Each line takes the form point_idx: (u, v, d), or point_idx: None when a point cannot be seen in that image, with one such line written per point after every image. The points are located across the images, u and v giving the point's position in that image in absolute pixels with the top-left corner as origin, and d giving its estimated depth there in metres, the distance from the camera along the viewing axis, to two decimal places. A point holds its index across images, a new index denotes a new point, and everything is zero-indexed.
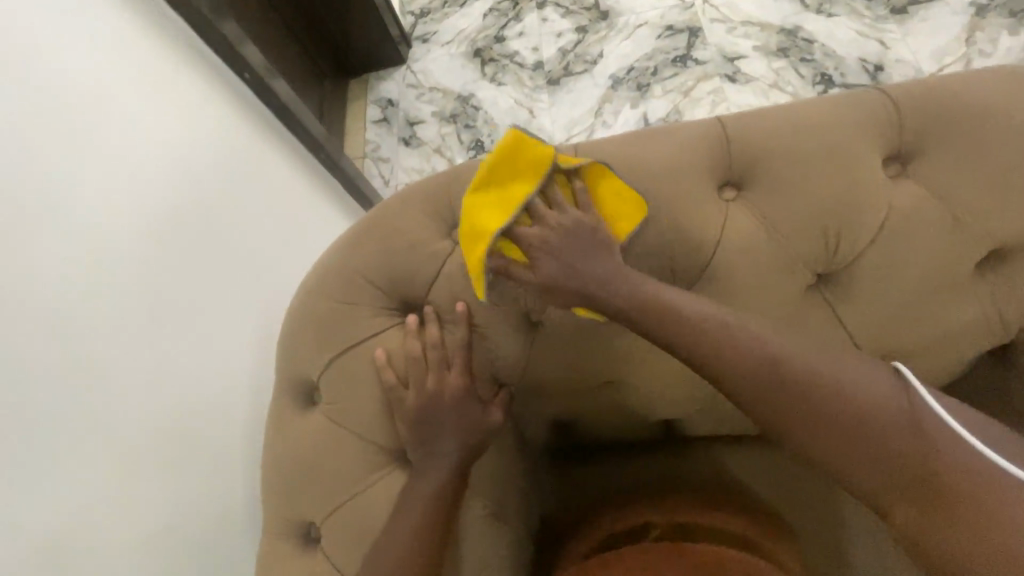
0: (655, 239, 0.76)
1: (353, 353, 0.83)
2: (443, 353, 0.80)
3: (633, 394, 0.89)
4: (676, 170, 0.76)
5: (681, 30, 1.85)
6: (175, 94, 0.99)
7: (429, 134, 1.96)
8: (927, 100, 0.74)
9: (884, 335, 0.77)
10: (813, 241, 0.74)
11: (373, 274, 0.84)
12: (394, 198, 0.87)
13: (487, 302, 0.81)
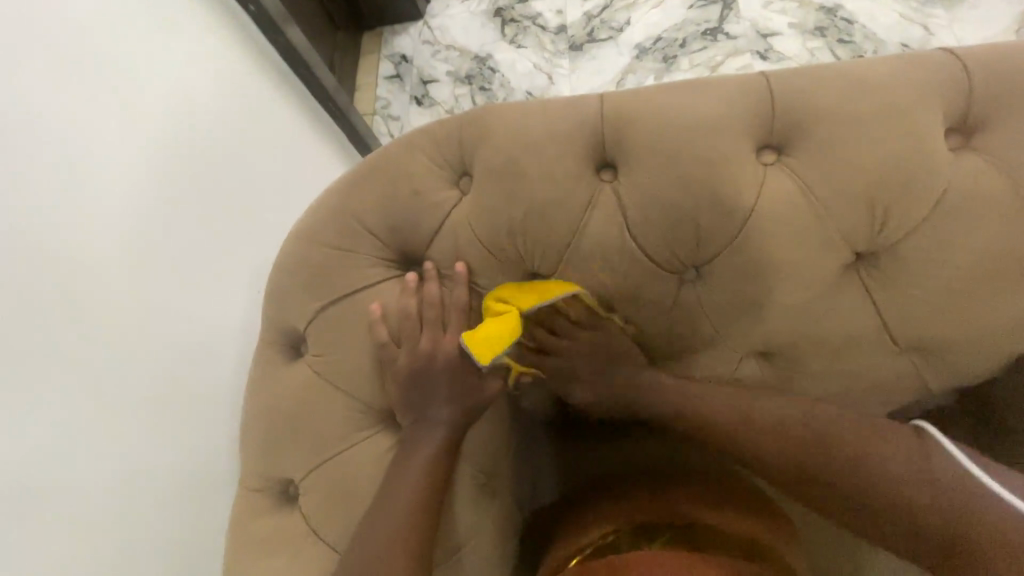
0: (677, 201, 0.69)
1: (344, 301, 0.77)
2: (439, 313, 0.75)
3: None
4: (711, 128, 0.69)
5: (714, 2, 1.74)
6: (183, 9, 0.91)
7: (443, 94, 1.87)
8: (999, 65, 0.65)
9: (919, 325, 0.71)
10: (855, 215, 0.67)
11: (371, 222, 0.78)
12: (398, 141, 0.80)
13: (493, 259, 0.75)
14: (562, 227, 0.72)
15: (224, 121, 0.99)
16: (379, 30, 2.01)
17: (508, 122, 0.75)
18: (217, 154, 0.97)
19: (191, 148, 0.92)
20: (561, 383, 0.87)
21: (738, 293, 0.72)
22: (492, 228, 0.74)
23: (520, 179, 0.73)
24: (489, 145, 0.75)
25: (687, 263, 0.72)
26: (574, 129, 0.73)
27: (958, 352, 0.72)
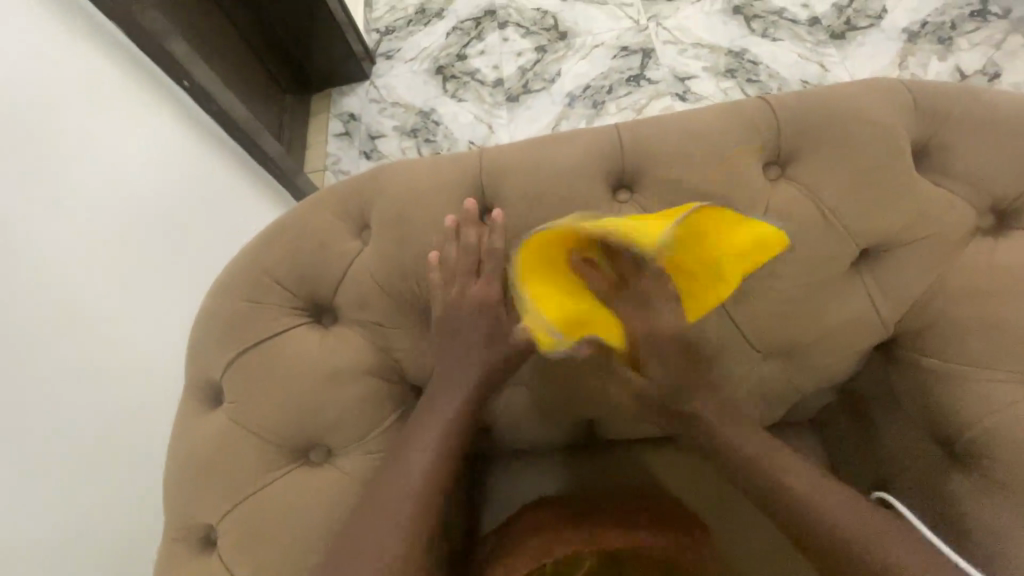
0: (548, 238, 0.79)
1: (258, 347, 0.84)
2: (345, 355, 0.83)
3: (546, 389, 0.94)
4: (573, 174, 0.80)
5: (635, 51, 1.93)
6: (142, 92, 1.20)
7: (390, 147, 1.99)
8: (801, 108, 0.81)
9: (772, 330, 0.83)
10: None
11: (281, 276, 0.85)
12: (301, 204, 0.88)
13: (390, 302, 0.83)
14: (451, 265, 0.80)
15: (175, 173, 1.27)
16: (326, 91, 2.13)
17: (402, 178, 0.86)
18: (168, 200, 1.24)
19: (141, 218, 1.17)
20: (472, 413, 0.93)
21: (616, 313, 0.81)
22: (390, 271, 0.82)
23: (412, 225, 0.82)
24: (384, 197, 0.85)
25: None
26: (460, 180, 0.83)
27: (812, 351, 0.84)
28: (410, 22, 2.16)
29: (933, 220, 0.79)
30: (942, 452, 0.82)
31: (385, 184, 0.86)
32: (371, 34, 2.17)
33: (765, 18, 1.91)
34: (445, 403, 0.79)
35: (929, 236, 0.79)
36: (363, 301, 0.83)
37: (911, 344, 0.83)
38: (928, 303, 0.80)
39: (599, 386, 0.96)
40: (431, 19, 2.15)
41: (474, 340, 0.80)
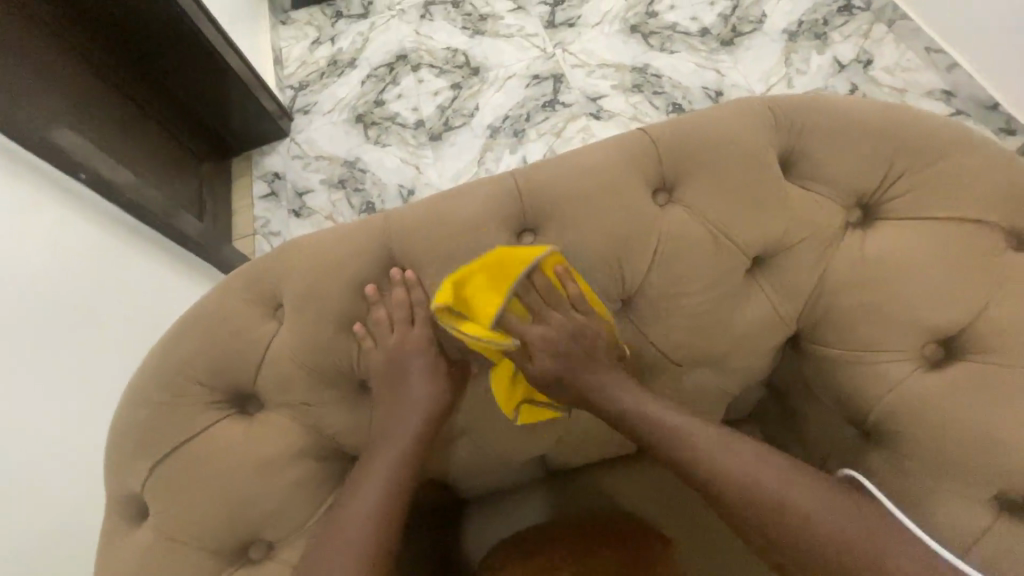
0: (591, 253, 0.78)
1: (294, 417, 0.80)
2: (345, 429, 0.81)
3: (580, 425, 0.91)
4: (595, 193, 0.79)
5: (547, 78, 1.92)
6: (21, 176, 0.99)
7: (318, 202, 1.89)
8: (794, 106, 0.81)
9: (851, 322, 0.77)
10: (727, 252, 0.78)
11: (253, 354, 0.80)
12: (293, 244, 0.83)
13: (424, 365, 0.79)
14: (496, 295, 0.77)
15: (69, 264, 1.06)
16: (247, 152, 1.98)
17: (433, 214, 0.81)
18: (66, 291, 1.05)
19: (21, 318, 0.95)
20: (486, 468, 0.92)
21: (654, 330, 0.81)
22: (420, 324, 0.80)
23: (435, 268, 0.79)
24: (378, 250, 0.80)
25: (614, 300, 0.81)
26: (493, 209, 0.80)
27: (906, 336, 0.74)
28: (323, 75, 2.08)
29: (991, 186, 0.74)
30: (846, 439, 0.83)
31: (412, 222, 0.81)
32: (286, 91, 2.07)
33: (661, 32, 1.93)
34: (368, 471, 0.75)
35: (984, 197, 0.74)
36: (402, 354, 0.78)
37: (816, 338, 0.81)
38: (1010, 277, 0.72)
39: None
40: (344, 68, 2.07)
41: (409, 403, 0.77)
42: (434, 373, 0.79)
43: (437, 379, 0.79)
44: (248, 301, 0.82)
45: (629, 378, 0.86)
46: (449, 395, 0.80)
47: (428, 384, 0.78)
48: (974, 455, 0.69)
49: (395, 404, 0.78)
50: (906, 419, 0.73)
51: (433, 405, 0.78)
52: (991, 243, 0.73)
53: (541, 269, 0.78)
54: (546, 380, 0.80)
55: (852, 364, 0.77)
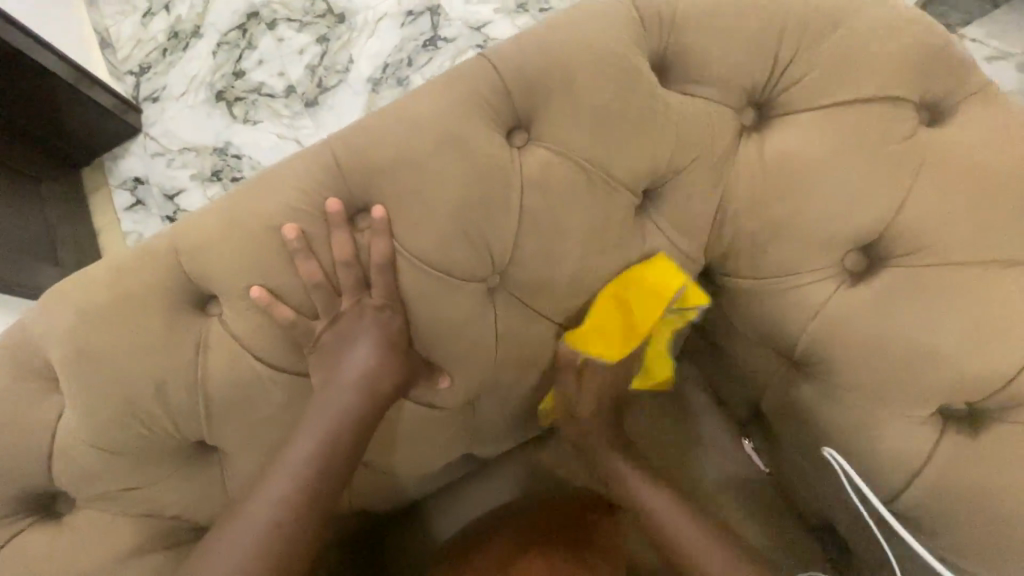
0: (445, 224, 0.61)
1: (114, 510, 0.63)
2: (187, 499, 0.65)
3: (486, 416, 0.79)
4: (431, 147, 0.60)
5: (422, 11, 1.51)
6: None
7: (195, 205, 1.44)
8: None
9: (758, 245, 0.65)
10: (605, 192, 0.63)
11: (32, 444, 0.61)
12: (53, 289, 0.62)
13: (262, 406, 0.62)
14: (345, 308, 0.61)
15: None
16: (99, 159, 1.49)
17: (235, 214, 0.61)
18: None
19: None
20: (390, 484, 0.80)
21: (540, 299, 0.67)
22: (236, 363, 0.61)
23: (248, 289, 0.60)
24: (165, 275, 0.61)
25: (487, 274, 0.65)
26: (313, 194, 0.62)
27: (820, 251, 0.63)
28: (166, 52, 1.52)
29: (895, 55, 0.62)
30: (775, 370, 0.73)
31: (210, 230, 0.61)
32: (132, 75, 1.52)
33: None
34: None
35: (887, 70, 0.62)
36: (231, 402, 0.61)
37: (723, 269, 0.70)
38: (927, 162, 0.60)
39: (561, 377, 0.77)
40: (189, 41, 1.52)
41: (248, 531, 0.54)
42: (279, 486, 0.56)
43: (287, 494, 0.56)
44: (14, 374, 0.61)
45: (523, 361, 0.72)
46: (320, 509, 0.57)
47: (278, 503, 0.55)
48: (908, 373, 0.61)
49: (229, 534, 0.55)
50: (829, 341, 0.64)
51: (295, 525, 0.55)
52: (900, 125, 0.61)
53: (387, 254, 0.60)
54: (410, 376, 0.65)
55: (769, 292, 0.66)
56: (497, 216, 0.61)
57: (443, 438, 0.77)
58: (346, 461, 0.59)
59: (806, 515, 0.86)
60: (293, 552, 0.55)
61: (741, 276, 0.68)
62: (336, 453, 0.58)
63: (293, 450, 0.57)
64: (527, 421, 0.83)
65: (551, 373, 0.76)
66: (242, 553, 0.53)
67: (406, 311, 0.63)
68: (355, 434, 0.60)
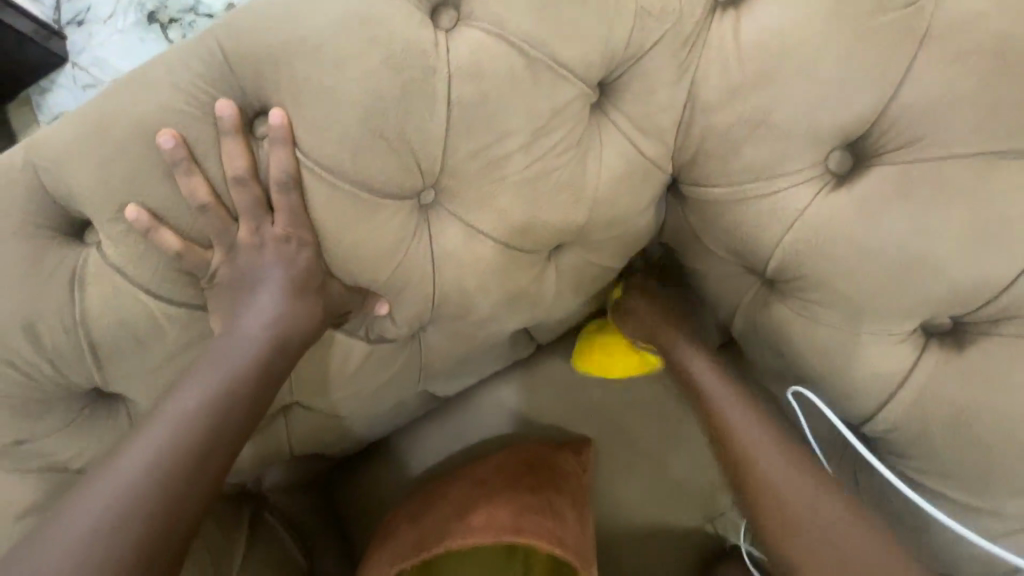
0: (356, 125, 0.50)
1: (5, 469, 0.56)
2: (92, 453, 0.58)
3: (437, 352, 0.72)
4: (332, 25, 0.48)
5: None
6: None
7: None
8: None
9: (733, 146, 0.57)
10: (552, 84, 0.53)
11: None
12: None
13: (164, 345, 0.54)
14: (243, 237, 0.52)
15: None
16: (24, 93, 1.00)
17: (95, 116, 0.49)
18: None
19: None
20: (338, 424, 0.75)
21: (484, 216, 0.59)
22: (122, 300, 0.52)
23: (123, 210, 0.50)
24: (20, 196, 0.50)
25: (417, 189, 0.56)
26: (190, 90, 0.49)
27: (799, 150, 0.55)
28: None
29: None
30: (751, 291, 0.67)
31: (68, 139, 0.49)
32: None
33: None
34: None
35: None
36: (122, 342, 0.53)
37: (694, 178, 0.61)
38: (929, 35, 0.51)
39: (517, 305, 0.70)
40: None
41: (102, 507, 0.43)
42: (152, 452, 0.46)
43: (161, 463, 0.45)
44: None
45: (471, 288, 0.64)
46: (203, 482, 0.47)
47: (146, 473, 0.45)
48: (892, 286, 0.55)
49: (77, 510, 0.43)
50: (808, 255, 0.57)
51: (168, 500, 0.45)
52: None
53: (291, 171, 0.50)
54: (330, 316, 0.57)
55: (743, 200, 0.58)
56: (424, 116, 0.51)
57: (391, 377, 0.71)
58: (241, 430, 0.50)
59: None
60: (159, 534, 0.44)
61: (711, 185, 0.60)
62: (228, 419, 0.49)
63: (183, 404, 0.48)
64: (485, 356, 0.77)
65: (505, 303, 0.69)
66: (91, 533, 0.42)
67: (323, 234, 0.54)
68: (255, 395, 0.51)
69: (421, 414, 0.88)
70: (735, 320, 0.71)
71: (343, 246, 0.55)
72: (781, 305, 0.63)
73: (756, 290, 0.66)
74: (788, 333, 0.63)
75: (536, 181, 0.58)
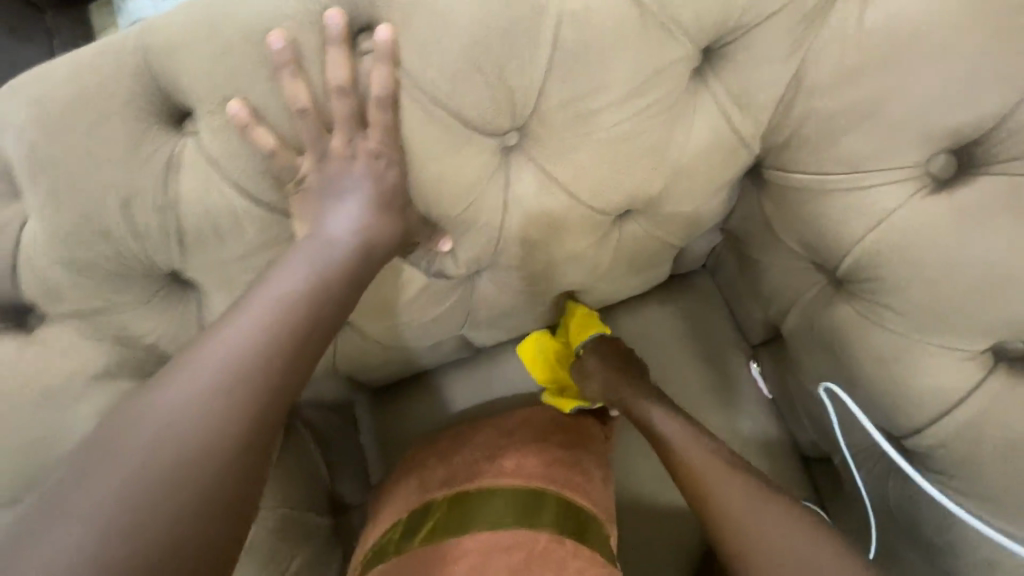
0: (460, 52, 0.49)
1: (79, 333, 0.59)
2: (160, 333, 0.62)
3: (488, 297, 0.73)
4: None
5: None
6: None
7: None
8: None
9: (833, 134, 0.55)
10: (661, 40, 0.52)
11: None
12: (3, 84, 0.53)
13: (243, 241, 0.57)
14: (335, 147, 0.54)
15: None
16: None
17: (210, 6, 0.50)
18: None
19: None
20: (381, 352, 0.77)
21: (563, 168, 0.59)
22: (212, 193, 0.54)
23: (225, 105, 0.51)
24: (128, 73, 0.51)
25: (504, 129, 0.55)
26: None
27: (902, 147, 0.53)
28: None
29: None
30: (815, 287, 0.66)
31: (177, 25, 0.50)
32: None
33: None
34: (115, 507, 0.37)
35: None
36: (205, 232, 0.55)
37: (782, 161, 0.60)
38: None
39: (573, 265, 0.71)
40: None
41: (209, 374, 0.43)
42: (254, 327, 0.47)
43: (263, 337, 0.46)
44: None
45: (534, 239, 0.65)
46: (305, 357, 0.48)
47: (251, 346, 0.45)
48: (971, 302, 0.53)
49: (182, 378, 0.43)
50: (890, 256, 0.55)
51: (275, 370, 0.45)
52: None
53: (389, 90, 0.51)
54: (402, 242, 0.59)
55: (830, 190, 0.57)
56: (527, 53, 0.51)
57: (440, 315, 0.73)
58: (334, 318, 0.52)
59: (802, 444, 0.85)
60: (269, 401, 0.44)
61: (800, 172, 0.59)
62: (320, 308, 0.50)
63: (284, 287, 0.50)
64: (532, 311, 0.78)
65: (564, 260, 0.70)
66: (206, 394, 0.42)
67: (409, 158, 0.55)
68: (346, 290, 0.53)
69: (457, 359, 0.90)
70: (788, 316, 0.71)
71: (425, 172, 0.56)
72: (847, 306, 0.62)
73: (818, 287, 0.65)
74: (847, 335, 0.62)
75: (624, 140, 0.57)
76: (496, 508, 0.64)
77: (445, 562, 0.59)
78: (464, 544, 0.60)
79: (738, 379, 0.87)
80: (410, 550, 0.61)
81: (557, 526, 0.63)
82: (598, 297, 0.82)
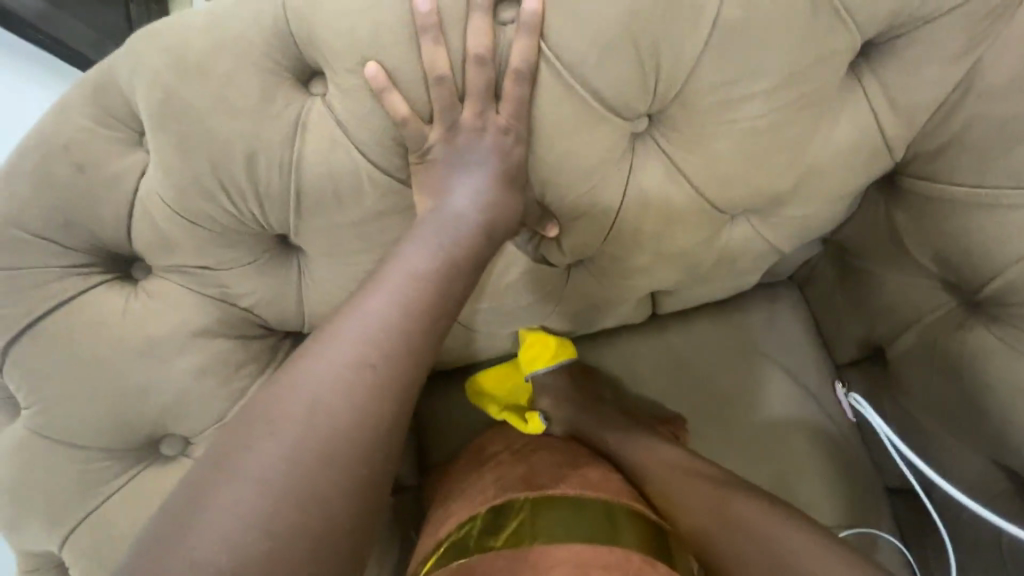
0: (612, 28, 0.47)
1: (183, 288, 0.59)
2: (260, 295, 0.61)
3: (581, 290, 0.71)
4: None
5: None
6: None
7: None
8: None
9: (997, 145, 0.51)
10: (824, 31, 0.48)
11: (112, 205, 0.55)
12: (137, 30, 0.52)
13: (361, 213, 0.56)
14: (465, 119, 0.52)
15: None
16: None
17: None
18: None
19: None
20: (462, 337, 0.75)
21: (692, 161, 0.56)
22: (337, 157, 0.53)
23: (362, 65, 0.49)
24: (267, 28, 0.50)
25: (639, 114, 0.53)
26: None
27: None
28: None
29: None
30: (943, 307, 0.62)
31: None
32: None
33: None
34: (277, 482, 0.39)
35: None
36: (324, 196, 0.54)
37: (928, 171, 0.56)
38: None
39: (676, 263, 0.68)
40: None
41: (351, 350, 0.44)
42: (388, 306, 0.46)
43: (399, 319, 0.46)
44: (86, 113, 0.53)
45: (645, 233, 0.62)
46: (436, 335, 0.48)
47: (387, 327, 0.45)
48: None
49: (325, 351, 0.44)
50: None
51: (411, 346, 0.46)
52: None
53: (532, 62, 0.49)
54: (516, 221, 0.56)
55: (985, 206, 0.54)
56: (681, 34, 0.48)
57: (531, 303, 0.70)
58: (459, 297, 0.51)
59: (887, 471, 0.81)
60: (405, 377, 0.45)
61: (948, 184, 0.55)
62: (449, 287, 0.50)
63: (413, 264, 0.49)
64: (620, 307, 0.76)
65: (668, 258, 0.67)
66: (350, 369, 0.43)
67: (538, 136, 0.53)
68: (469, 269, 0.52)
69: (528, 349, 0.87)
70: (901, 338, 0.67)
71: (551, 152, 0.54)
72: (981, 332, 0.59)
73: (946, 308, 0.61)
74: (978, 362, 0.59)
75: (763, 135, 0.54)
76: (584, 519, 0.59)
77: (537, 570, 0.54)
78: (554, 553, 0.55)
79: (825, 397, 0.82)
80: (492, 550, 0.57)
81: (647, 549, 0.58)
82: (687, 300, 0.78)
